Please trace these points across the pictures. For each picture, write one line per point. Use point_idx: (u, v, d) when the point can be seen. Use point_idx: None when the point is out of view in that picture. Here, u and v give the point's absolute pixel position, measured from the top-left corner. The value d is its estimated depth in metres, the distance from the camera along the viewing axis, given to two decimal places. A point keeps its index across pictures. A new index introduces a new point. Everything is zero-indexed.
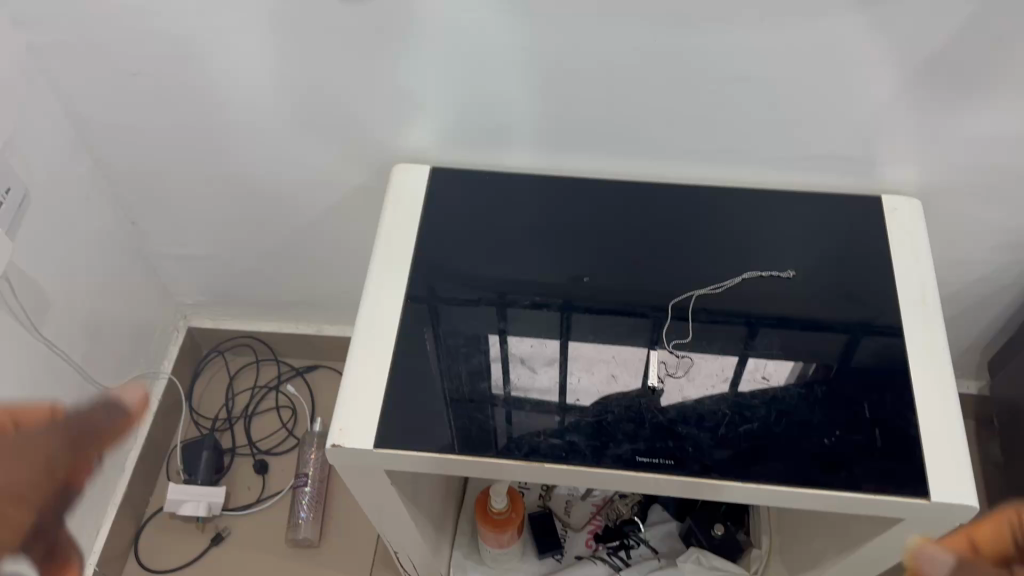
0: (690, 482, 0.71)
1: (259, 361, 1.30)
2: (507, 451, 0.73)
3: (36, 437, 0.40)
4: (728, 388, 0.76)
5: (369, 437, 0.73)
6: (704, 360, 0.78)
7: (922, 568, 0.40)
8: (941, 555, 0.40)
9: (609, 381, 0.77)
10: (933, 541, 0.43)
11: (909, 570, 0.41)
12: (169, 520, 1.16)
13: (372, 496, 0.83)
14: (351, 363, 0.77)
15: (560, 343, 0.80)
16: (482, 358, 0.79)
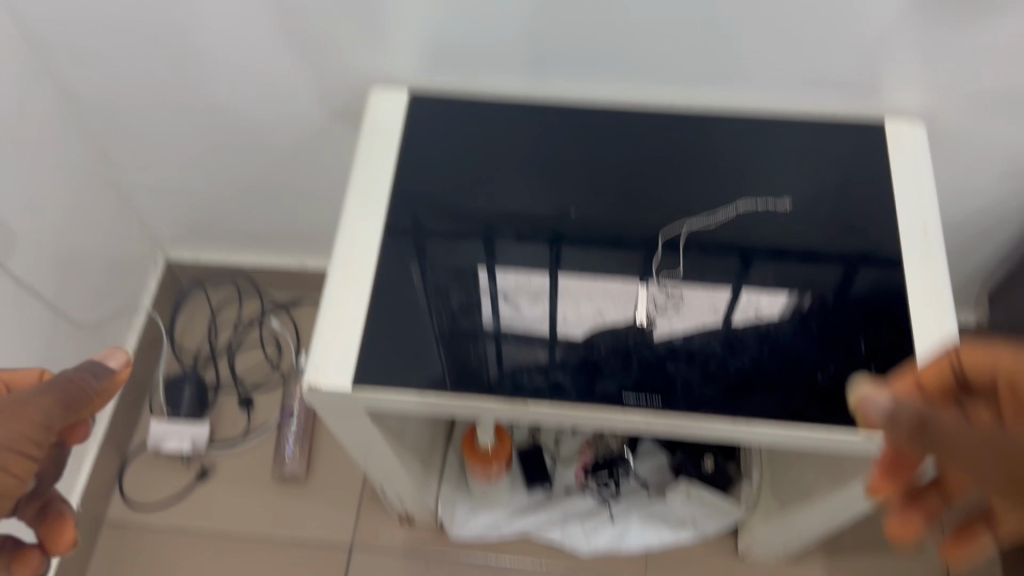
0: (680, 421, 0.68)
1: (242, 295, 1.27)
2: (491, 390, 0.70)
3: (37, 396, 0.55)
4: (720, 325, 0.73)
5: (347, 378, 0.70)
6: (695, 296, 0.75)
7: (878, 411, 0.51)
8: (887, 399, 0.52)
9: (597, 317, 0.74)
10: (877, 388, 0.54)
11: (867, 414, 0.52)
12: (153, 455, 1.15)
13: (354, 436, 0.81)
14: (328, 298, 0.74)
15: (547, 278, 0.77)
16: (465, 292, 0.76)
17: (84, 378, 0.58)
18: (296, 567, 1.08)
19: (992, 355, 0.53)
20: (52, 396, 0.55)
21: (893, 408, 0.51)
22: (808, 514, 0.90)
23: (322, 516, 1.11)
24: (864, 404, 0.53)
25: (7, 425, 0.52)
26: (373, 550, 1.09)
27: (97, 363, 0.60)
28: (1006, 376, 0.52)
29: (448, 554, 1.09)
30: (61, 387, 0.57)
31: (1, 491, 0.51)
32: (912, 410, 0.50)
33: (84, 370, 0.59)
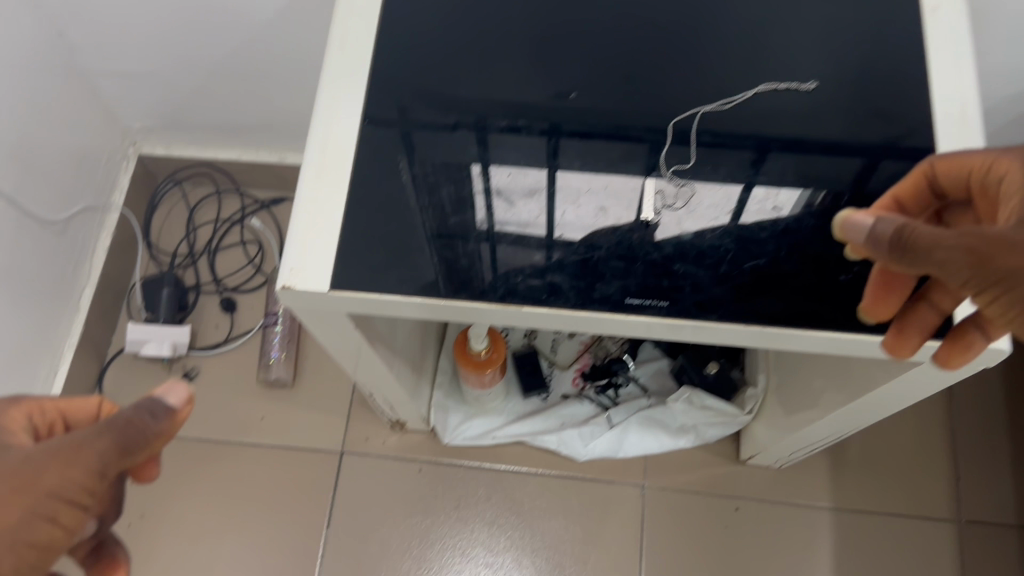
0: (687, 324, 0.63)
1: (221, 192, 1.20)
2: (482, 293, 0.65)
3: (81, 442, 0.43)
4: (733, 221, 0.67)
5: (324, 279, 0.64)
6: (708, 190, 0.68)
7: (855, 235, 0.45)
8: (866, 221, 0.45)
9: (598, 214, 0.68)
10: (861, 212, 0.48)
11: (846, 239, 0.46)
12: (132, 360, 1.10)
13: (339, 340, 0.76)
14: (301, 191, 0.66)
15: (544, 173, 0.70)
16: (454, 188, 0.69)
17: (138, 424, 0.45)
18: (284, 473, 1.05)
19: (963, 158, 0.49)
20: (93, 452, 0.43)
21: (874, 227, 0.44)
22: (817, 418, 0.86)
23: (311, 422, 1.07)
24: (846, 229, 0.46)
25: (32, 494, 0.41)
26: (364, 456, 1.06)
27: (153, 399, 0.47)
28: (979, 171, 0.48)
29: (442, 457, 1.06)
30: (115, 429, 0.44)
31: (41, 546, 0.41)
32: (893, 221, 0.44)
33: (137, 409, 0.45)
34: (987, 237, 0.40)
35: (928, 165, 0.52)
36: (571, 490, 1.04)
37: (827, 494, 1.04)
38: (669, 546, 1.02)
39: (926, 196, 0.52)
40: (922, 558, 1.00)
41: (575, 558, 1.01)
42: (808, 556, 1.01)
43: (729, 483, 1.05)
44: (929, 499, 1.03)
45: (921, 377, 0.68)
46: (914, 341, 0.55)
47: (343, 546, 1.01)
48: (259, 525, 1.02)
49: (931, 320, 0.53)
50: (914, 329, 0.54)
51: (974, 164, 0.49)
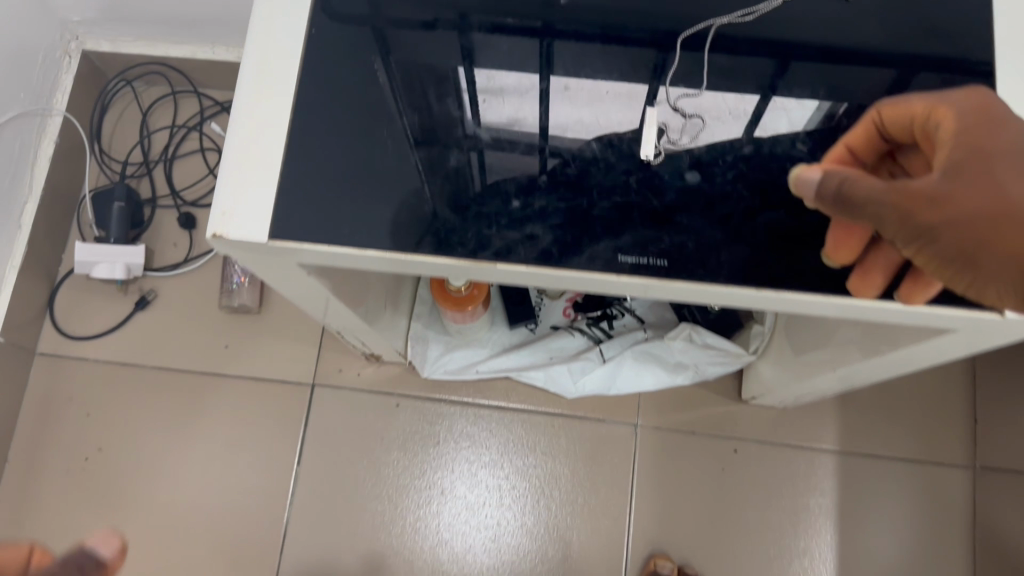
0: (688, 287, 0.54)
1: (177, 93, 1.07)
2: (449, 245, 0.55)
3: None
4: (744, 134, 0.58)
5: (262, 225, 0.53)
6: (719, 124, 0.58)
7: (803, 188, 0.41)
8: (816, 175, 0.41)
9: (598, 119, 0.59)
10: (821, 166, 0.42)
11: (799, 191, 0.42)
12: (87, 281, 1.02)
13: (300, 289, 0.67)
14: (237, 109, 0.55)
15: (542, 79, 0.60)
16: (434, 98, 0.59)
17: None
18: (251, 406, 0.97)
19: (904, 104, 0.41)
20: None
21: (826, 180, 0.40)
22: (829, 368, 0.78)
23: (281, 352, 1.00)
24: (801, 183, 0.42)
25: None
26: (337, 388, 0.98)
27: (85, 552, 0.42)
28: (921, 118, 0.40)
29: (420, 391, 0.98)
30: None
31: None
32: (836, 173, 0.40)
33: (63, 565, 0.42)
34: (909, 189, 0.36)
35: (876, 113, 0.43)
36: (560, 428, 0.97)
37: (834, 436, 0.97)
38: (663, 488, 0.96)
39: (881, 145, 0.44)
40: (930, 505, 0.95)
41: (561, 499, 0.95)
42: (808, 501, 0.95)
43: (730, 423, 0.97)
44: (942, 444, 0.97)
45: (950, 342, 0.60)
46: (879, 279, 0.48)
47: (314, 484, 0.95)
48: (226, 460, 0.96)
49: (898, 258, 0.46)
50: (879, 267, 0.47)
51: (918, 109, 0.41)
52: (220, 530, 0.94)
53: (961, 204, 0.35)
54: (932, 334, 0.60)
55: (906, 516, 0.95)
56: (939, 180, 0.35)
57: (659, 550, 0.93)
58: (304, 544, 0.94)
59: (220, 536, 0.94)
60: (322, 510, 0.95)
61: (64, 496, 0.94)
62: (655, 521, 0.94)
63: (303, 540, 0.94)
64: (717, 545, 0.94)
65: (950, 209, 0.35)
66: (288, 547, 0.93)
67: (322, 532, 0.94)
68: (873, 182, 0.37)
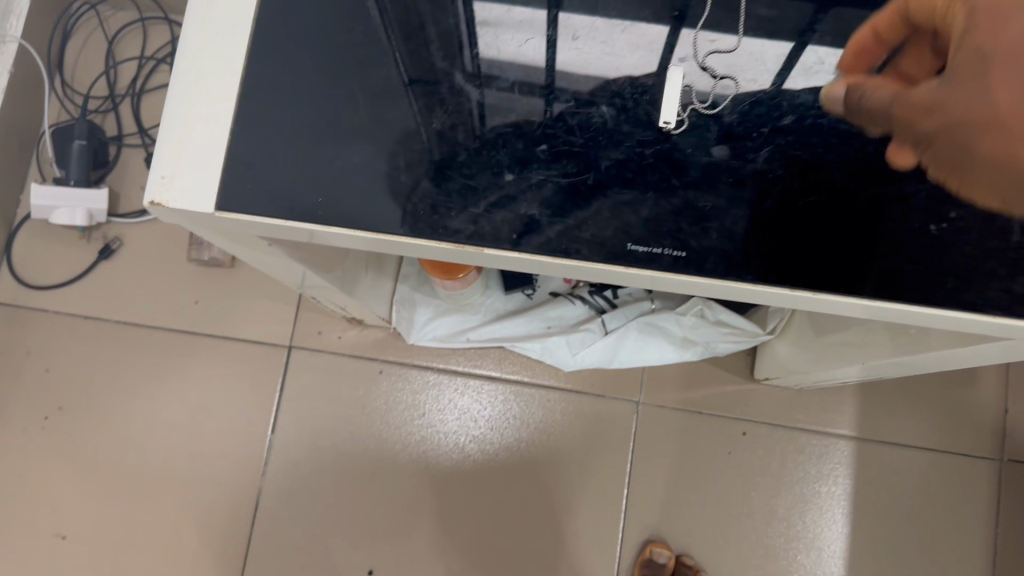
0: (709, 283, 0.46)
1: (145, 20, 0.98)
2: (427, 225, 0.47)
3: None
4: (776, 86, 0.49)
5: (209, 195, 0.45)
6: (752, 84, 0.49)
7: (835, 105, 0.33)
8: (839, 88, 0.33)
9: (610, 57, 0.50)
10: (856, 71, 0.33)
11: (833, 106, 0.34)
12: (46, 226, 0.93)
13: (271, 261, 0.60)
14: (181, 49, 0.46)
15: (550, 17, 0.51)
16: (431, 32, 0.50)
17: None
18: (224, 367, 0.91)
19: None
20: None
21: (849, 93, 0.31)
22: (852, 359, 0.70)
23: (257, 310, 0.92)
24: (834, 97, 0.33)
25: None
26: (315, 351, 0.92)
27: None
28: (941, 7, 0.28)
29: (406, 357, 0.92)
30: None
31: None
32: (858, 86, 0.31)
33: None
34: (907, 98, 0.27)
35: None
36: (555, 405, 0.91)
37: (851, 421, 0.90)
38: (665, 471, 0.89)
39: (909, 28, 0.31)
40: (951, 497, 0.88)
41: (553, 478, 0.89)
42: (820, 489, 0.88)
43: (739, 404, 0.90)
44: (968, 432, 0.90)
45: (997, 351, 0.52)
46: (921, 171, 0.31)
47: (290, 453, 0.90)
48: (196, 425, 0.90)
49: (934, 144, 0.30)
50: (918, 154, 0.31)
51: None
52: (189, 499, 0.88)
53: (948, 114, 0.25)
54: (977, 342, 0.52)
55: (924, 509, 0.88)
56: (933, 83, 0.26)
57: (656, 536, 0.87)
58: (277, 515, 0.89)
59: (188, 505, 0.88)
60: (298, 480, 0.89)
61: (21, 458, 0.88)
62: (653, 505, 0.88)
63: (277, 512, 0.89)
64: (719, 533, 0.87)
65: (940, 120, 0.25)
66: (260, 518, 0.88)
67: (297, 504, 0.89)
68: (881, 91, 0.29)
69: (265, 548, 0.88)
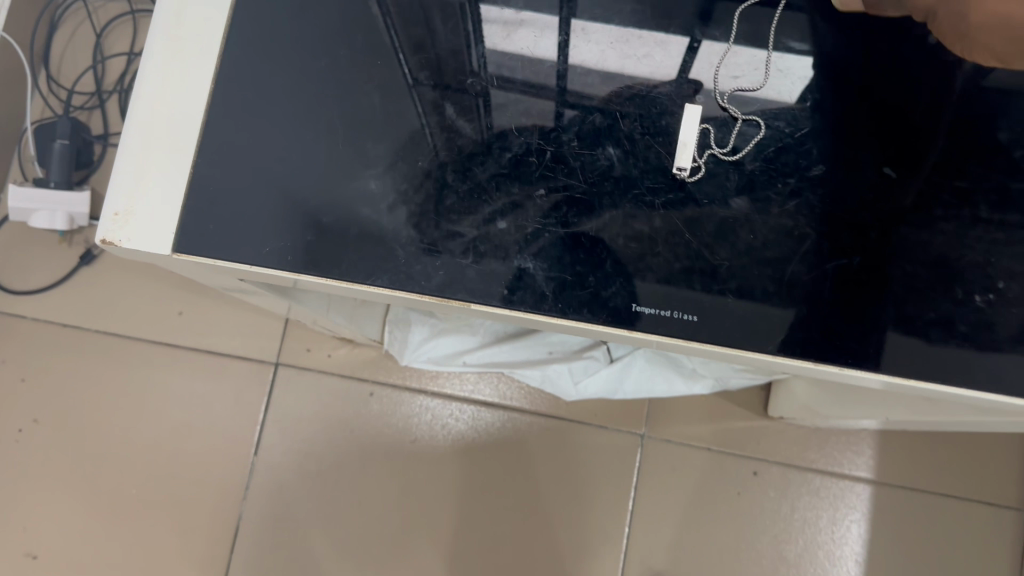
0: (725, 352, 0.40)
1: (135, 12, 0.93)
2: (408, 275, 0.41)
3: None
4: (807, 104, 0.44)
5: (165, 233, 0.40)
6: (779, 99, 0.44)
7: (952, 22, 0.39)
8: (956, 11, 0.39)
9: (621, 63, 0.45)
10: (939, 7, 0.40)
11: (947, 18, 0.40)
12: (26, 227, 0.89)
13: (251, 292, 0.56)
14: (143, 68, 0.41)
15: (562, 33, 0.46)
16: (429, 52, 0.45)
17: None
18: (208, 384, 0.87)
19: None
20: None
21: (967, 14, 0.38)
22: (874, 411, 0.66)
23: (245, 323, 0.89)
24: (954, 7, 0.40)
25: None
26: (304, 369, 0.88)
27: None
28: None
29: (398, 379, 0.88)
30: None
31: None
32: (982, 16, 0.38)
33: None
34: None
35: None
36: (556, 433, 0.87)
37: (865, 461, 0.86)
38: (667, 511, 0.85)
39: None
40: (976, 550, 0.83)
41: (549, 512, 0.86)
42: (833, 534, 0.84)
43: (749, 441, 0.86)
44: (993, 480, 0.85)
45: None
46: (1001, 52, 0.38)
47: (275, 476, 0.86)
48: (176, 444, 0.86)
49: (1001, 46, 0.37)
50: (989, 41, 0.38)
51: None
52: (164, 523, 0.84)
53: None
54: (1004, 417, 0.48)
55: (941, 560, 0.83)
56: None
57: None
58: (259, 544, 0.85)
59: (167, 527, 0.84)
60: (283, 506, 0.86)
61: None
62: (655, 545, 0.84)
63: (258, 539, 0.85)
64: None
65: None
66: (240, 545, 0.85)
67: (281, 530, 0.85)
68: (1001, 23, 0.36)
69: None
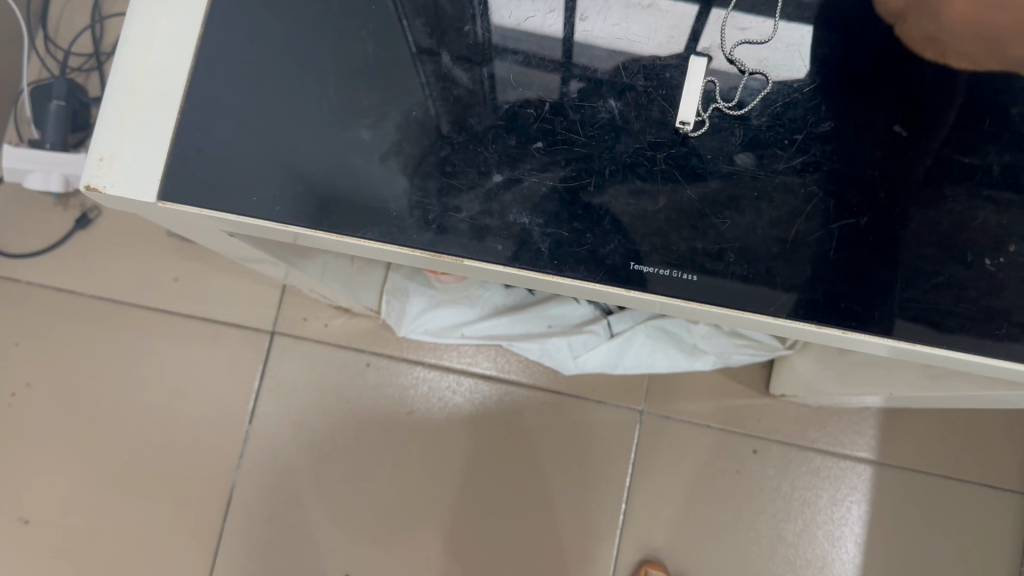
0: (724, 313, 0.39)
1: None
2: (400, 229, 0.40)
3: None
4: (817, 68, 0.42)
5: (151, 180, 0.39)
6: (787, 62, 0.42)
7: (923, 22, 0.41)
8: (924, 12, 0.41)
9: (626, 27, 0.43)
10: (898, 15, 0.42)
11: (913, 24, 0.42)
12: (21, 190, 0.89)
13: (242, 250, 0.54)
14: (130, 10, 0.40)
15: None
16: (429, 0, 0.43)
17: None
18: (203, 351, 0.87)
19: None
20: None
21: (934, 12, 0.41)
22: (874, 389, 0.65)
23: (240, 291, 0.88)
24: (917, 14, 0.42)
25: None
26: (299, 339, 0.87)
27: None
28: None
29: (395, 350, 0.87)
30: None
31: None
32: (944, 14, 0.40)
33: None
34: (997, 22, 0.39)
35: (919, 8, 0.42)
36: (554, 408, 0.86)
37: (866, 442, 0.84)
38: (665, 488, 0.84)
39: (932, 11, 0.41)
40: (976, 533, 0.82)
41: (546, 487, 0.85)
42: (832, 515, 0.83)
43: (750, 419, 0.85)
44: (996, 463, 0.84)
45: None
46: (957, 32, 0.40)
47: (269, 445, 0.85)
48: (170, 411, 0.85)
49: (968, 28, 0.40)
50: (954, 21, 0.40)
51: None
52: (157, 490, 0.84)
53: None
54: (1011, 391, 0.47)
55: (941, 544, 0.82)
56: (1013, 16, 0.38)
57: (653, 557, 0.82)
58: (252, 513, 0.84)
59: (158, 494, 0.84)
60: (276, 476, 0.85)
61: None
62: (651, 522, 0.83)
63: (252, 508, 0.84)
64: (719, 555, 0.82)
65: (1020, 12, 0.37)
66: (234, 515, 0.84)
67: (274, 500, 0.84)
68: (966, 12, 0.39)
69: (238, 545, 0.83)
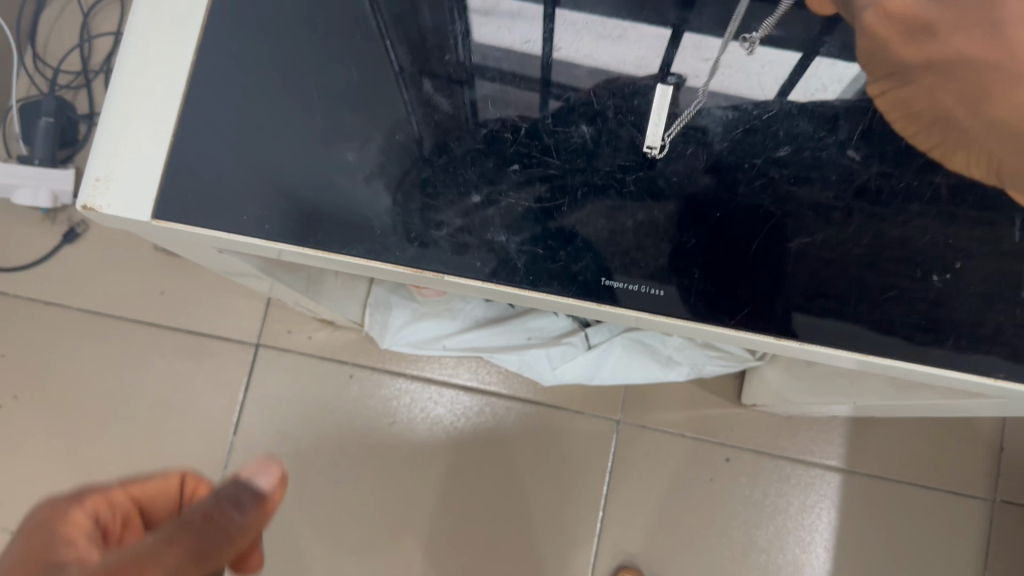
0: (687, 324, 0.42)
1: None
2: (384, 245, 0.43)
3: None
4: (777, 94, 0.45)
5: (146, 200, 0.41)
6: (748, 88, 0.45)
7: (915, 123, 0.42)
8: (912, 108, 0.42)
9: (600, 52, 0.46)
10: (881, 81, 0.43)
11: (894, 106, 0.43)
12: (9, 204, 0.90)
13: (233, 266, 0.56)
14: (129, 41, 0.42)
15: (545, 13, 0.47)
16: (413, 31, 0.46)
17: None
18: (188, 363, 0.88)
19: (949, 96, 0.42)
20: None
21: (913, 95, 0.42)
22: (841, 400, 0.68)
23: (225, 303, 0.90)
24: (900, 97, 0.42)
25: None
26: (282, 351, 0.89)
27: None
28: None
29: (378, 362, 0.89)
30: None
31: None
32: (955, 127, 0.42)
33: None
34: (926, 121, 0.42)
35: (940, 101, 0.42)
36: (534, 418, 0.88)
37: (835, 450, 0.87)
38: (640, 496, 0.86)
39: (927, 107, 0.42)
40: (940, 539, 0.85)
41: (525, 495, 0.87)
42: (802, 521, 0.86)
43: (723, 428, 0.88)
44: (960, 471, 0.87)
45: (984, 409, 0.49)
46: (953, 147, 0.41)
47: (253, 455, 0.87)
48: (155, 422, 0.87)
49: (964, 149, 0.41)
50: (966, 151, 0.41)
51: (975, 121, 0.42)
52: None
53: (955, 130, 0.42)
54: (963, 400, 0.49)
55: (908, 548, 0.85)
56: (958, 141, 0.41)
57: (629, 563, 0.84)
58: None
59: None
60: None
61: None
62: (627, 529, 0.85)
63: None
64: (693, 560, 0.85)
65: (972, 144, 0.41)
66: None
67: None
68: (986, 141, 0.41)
69: None
